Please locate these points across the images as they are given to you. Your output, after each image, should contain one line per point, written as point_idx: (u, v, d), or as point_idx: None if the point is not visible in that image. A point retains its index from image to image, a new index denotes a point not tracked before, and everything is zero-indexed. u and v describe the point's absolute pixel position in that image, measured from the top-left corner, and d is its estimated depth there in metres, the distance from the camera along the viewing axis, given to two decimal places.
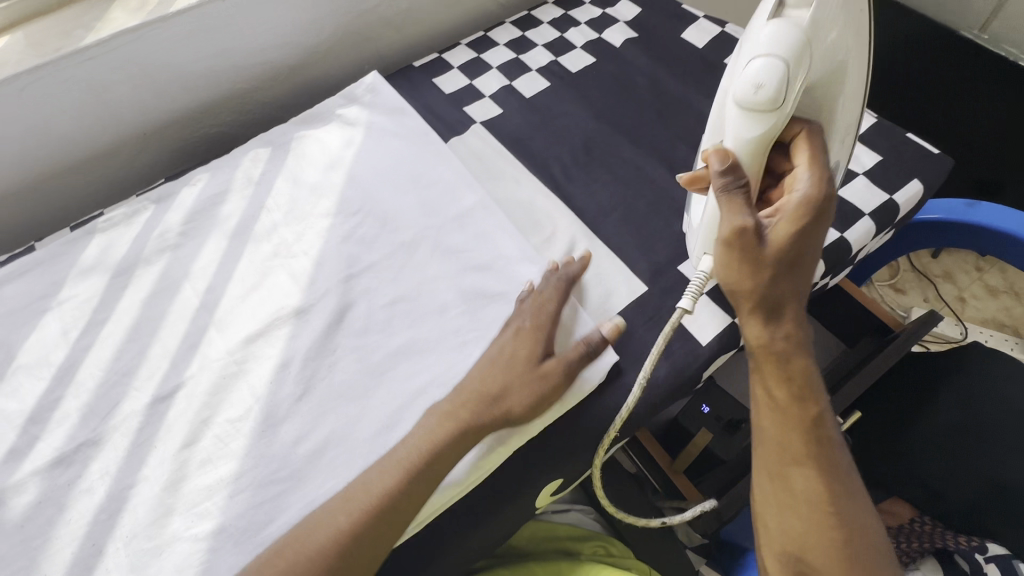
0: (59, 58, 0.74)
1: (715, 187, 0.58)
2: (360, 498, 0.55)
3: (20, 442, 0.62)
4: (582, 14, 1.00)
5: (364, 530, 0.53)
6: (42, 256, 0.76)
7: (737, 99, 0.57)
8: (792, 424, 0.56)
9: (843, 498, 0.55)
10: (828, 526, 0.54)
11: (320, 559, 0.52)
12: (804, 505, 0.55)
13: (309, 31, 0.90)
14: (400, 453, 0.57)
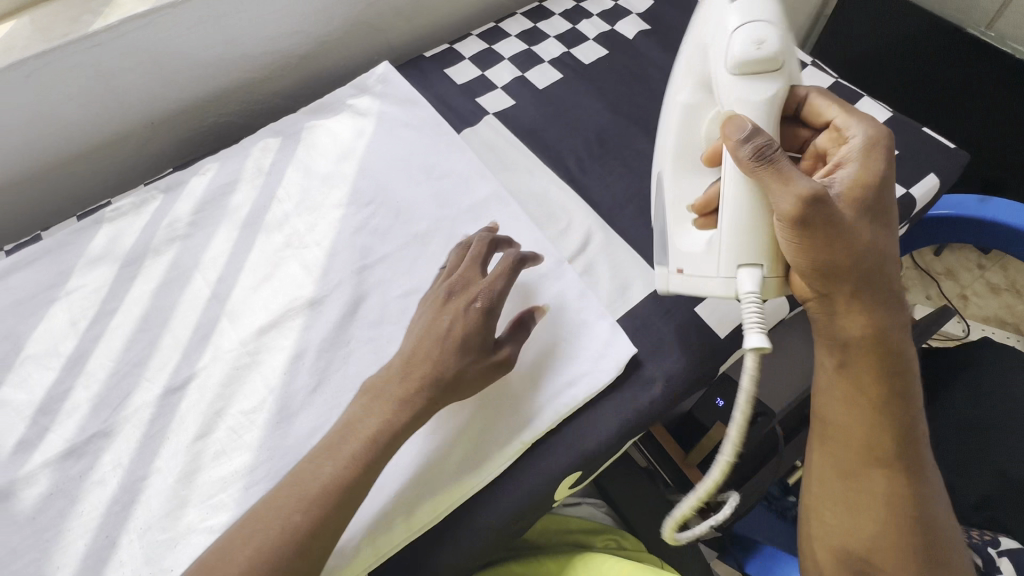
0: (67, 43, 0.72)
1: (749, 157, 0.53)
2: (306, 490, 0.50)
3: (29, 433, 0.61)
4: (594, 6, 0.99)
5: (311, 525, 0.49)
6: (50, 246, 0.75)
7: (737, 61, 0.57)
8: (886, 421, 0.55)
9: (926, 507, 0.55)
10: (907, 532, 0.54)
11: (260, 562, 0.47)
12: (884, 508, 0.55)
13: (319, 20, 0.89)
14: (347, 442, 0.52)
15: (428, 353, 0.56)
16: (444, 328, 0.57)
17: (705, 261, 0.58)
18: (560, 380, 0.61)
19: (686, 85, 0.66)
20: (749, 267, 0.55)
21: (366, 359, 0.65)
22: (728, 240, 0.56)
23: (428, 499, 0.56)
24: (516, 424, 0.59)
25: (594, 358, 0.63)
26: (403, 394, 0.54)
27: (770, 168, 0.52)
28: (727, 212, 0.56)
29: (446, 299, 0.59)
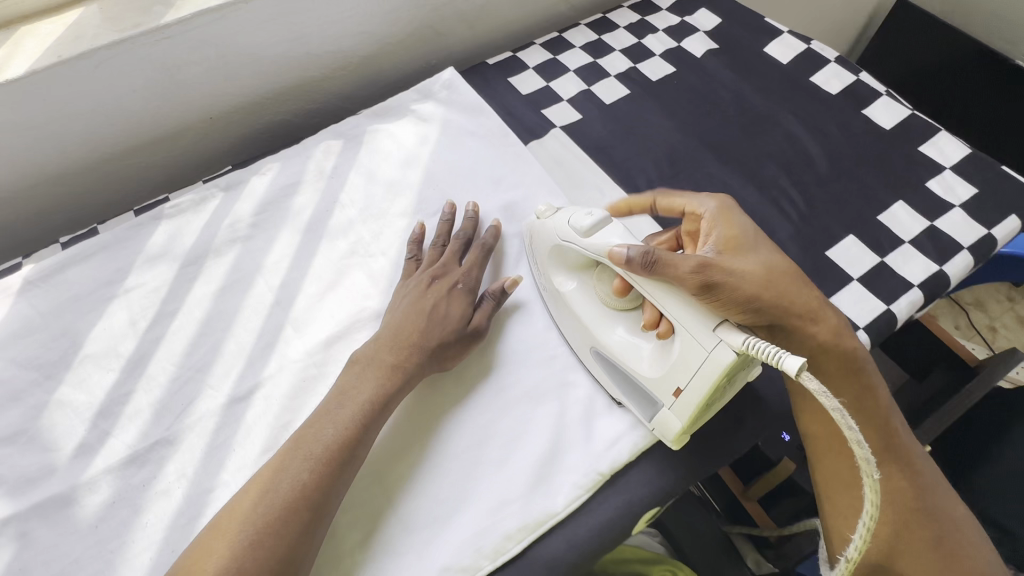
0: (138, 34, 0.71)
1: (640, 263, 0.54)
2: (313, 447, 0.53)
3: (90, 437, 0.60)
4: (659, 21, 0.97)
5: (329, 478, 0.51)
6: (106, 241, 0.73)
7: (580, 230, 0.60)
8: (864, 430, 0.60)
9: (935, 499, 0.60)
10: (927, 530, 0.58)
11: (283, 511, 0.49)
12: (904, 513, 0.59)
13: (385, 22, 0.87)
14: (343, 410, 0.55)
15: (417, 325, 0.60)
16: (428, 306, 0.62)
17: (687, 361, 0.52)
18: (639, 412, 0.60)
19: (561, 276, 0.64)
20: (722, 326, 0.51)
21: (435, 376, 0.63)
22: (693, 328, 0.52)
23: (498, 532, 0.53)
24: (591, 455, 0.57)
25: None
26: (396, 360, 0.58)
27: (660, 264, 0.53)
28: (676, 316, 0.53)
29: (430, 282, 0.64)
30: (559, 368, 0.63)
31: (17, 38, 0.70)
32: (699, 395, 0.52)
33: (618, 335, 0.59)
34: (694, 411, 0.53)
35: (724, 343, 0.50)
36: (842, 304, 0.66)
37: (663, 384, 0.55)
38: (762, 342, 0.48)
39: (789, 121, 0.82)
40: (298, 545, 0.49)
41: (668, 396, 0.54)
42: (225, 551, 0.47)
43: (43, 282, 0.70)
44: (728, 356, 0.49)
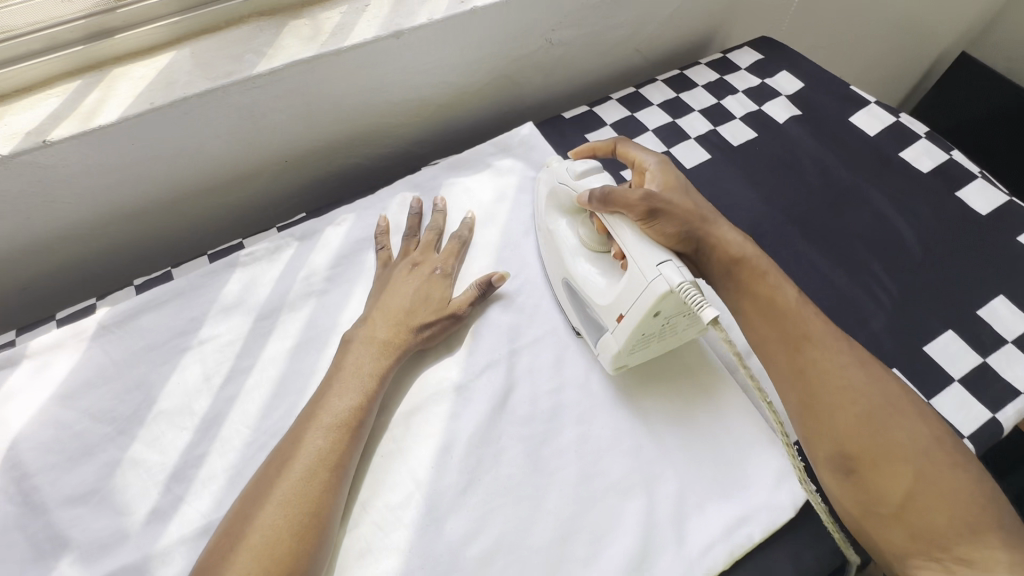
0: (230, 84, 0.70)
1: (601, 197, 0.62)
2: (326, 416, 0.57)
3: (163, 502, 0.58)
4: (739, 81, 0.95)
5: (345, 444, 0.56)
6: (180, 288, 0.72)
7: (575, 173, 0.68)
8: (778, 321, 0.59)
9: (859, 374, 0.55)
10: (859, 408, 0.53)
11: (307, 482, 0.53)
12: (829, 393, 0.54)
13: (465, 73, 0.86)
14: (354, 376, 0.61)
15: (402, 306, 0.67)
16: (410, 290, 0.68)
17: (632, 290, 0.58)
18: (732, 515, 0.57)
19: (554, 219, 0.72)
20: (666, 263, 0.56)
21: (519, 459, 0.60)
22: (639, 263, 0.58)
23: None
24: (682, 560, 0.55)
25: (773, 485, 0.59)
26: (391, 337, 0.64)
27: (614, 198, 0.61)
28: (626, 248, 0.60)
29: (410, 268, 0.71)
30: (646, 460, 0.60)
31: (111, 80, 0.70)
32: (635, 321, 0.58)
33: (585, 270, 0.66)
34: (630, 339, 0.59)
35: (661, 277, 0.55)
36: (942, 406, 0.63)
37: (610, 310, 0.61)
38: (693, 289, 0.54)
39: (878, 199, 0.80)
40: (323, 502, 0.52)
41: (613, 321, 0.61)
42: (257, 515, 0.50)
43: (117, 328, 0.69)
44: (663, 287, 0.55)
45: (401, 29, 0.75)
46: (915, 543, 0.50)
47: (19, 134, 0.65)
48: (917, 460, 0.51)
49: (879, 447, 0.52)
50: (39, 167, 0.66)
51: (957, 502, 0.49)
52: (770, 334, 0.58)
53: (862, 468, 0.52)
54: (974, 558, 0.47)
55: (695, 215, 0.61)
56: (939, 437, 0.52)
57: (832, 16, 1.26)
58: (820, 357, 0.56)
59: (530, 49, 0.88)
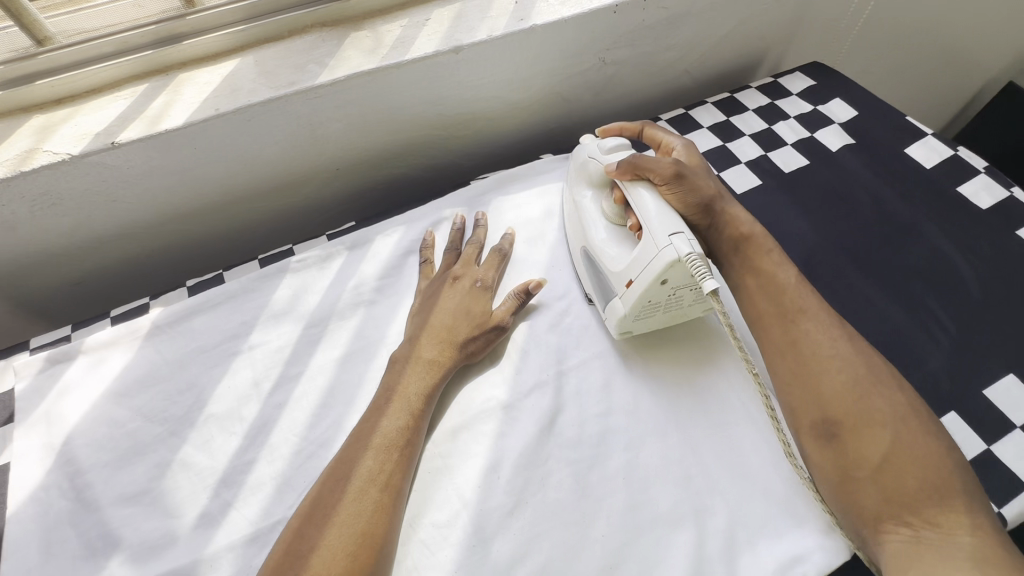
0: (293, 93, 0.70)
1: (636, 159, 0.65)
2: (378, 438, 0.57)
3: (212, 506, 0.59)
4: (791, 107, 0.94)
5: (396, 465, 0.56)
6: (232, 291, 0.73)
7: (606, 147, 0.70)
8: (778, 292, 0.63)
9: (847, 349, 0.59)
10: (844, 377, 0.57)
11: (363, 507, 0.53)
12: (817, 363, 0.58)
13: (517, 89, 0.86)
14: (402, 397, 0.61)
15: (447, 323, 0.66)
16: (455, 305, 0.68)
17: (642, 258, 0.60)
18: (785, 554, 0.56)
19: (579, 191, 0.75)
20: (678, 235, 0.58)
21: (566, 483, 0.60)
22: (652, 233, 0.59)
23: None
24: None
25: (826, 528, 0.58)
26: (437, 355, 0.64)
27: (644, 165, 0.64)
28: (643, 217, 0.62)
29: (451, 281, 0.71)
30: (696, 491, 0.59)
31: (177, 85, 0.72)
32: (643, 287, 0.60)
33: (601, 237, 0.69)
34: (637, 304, 0.62)
35: (673, 246, 0.57)
36: (1004, 454, 0.61)
37: (622, 276, 0.63)
38: (699, 261, 0.56)
39: (935, 234, 0.78)
40: (378, 519, 0.53)
41: (622, 287, 0.63)
42: (314, 536, 0.51)
43: (170, 329, 0.70)
44: (671, 255, 0.57)
45: (461, 45, 0.75)
46: (888, 506, 0.52)
47: (88, 134, 0.66)
48: (895, 429, 0.54)
49: (861, 414, 0.55)
50: (103, 167, 0.67)
51: (927, 468, 0.52)
52: (767, 304, 0.64)
53: (843, 432, 0.55)
54: (940, 520, 0.49)
55: (713, 192, 0.66)
56: (916, 409, 0.56)
57: (883, 44, 1.24)
58: (813, 335, 0.60)
59: (583, 68, 0.88)
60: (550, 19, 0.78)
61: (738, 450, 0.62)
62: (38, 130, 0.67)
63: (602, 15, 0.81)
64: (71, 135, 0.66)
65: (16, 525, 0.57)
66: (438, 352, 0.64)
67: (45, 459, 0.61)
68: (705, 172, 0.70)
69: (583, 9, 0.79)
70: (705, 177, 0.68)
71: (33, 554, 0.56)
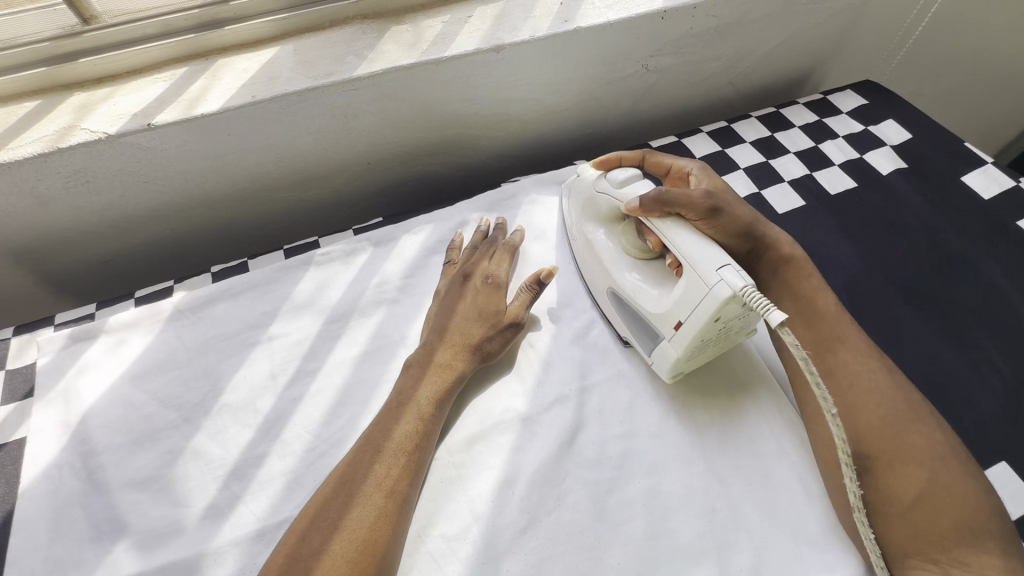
0: (330, 83, 0.69)
1: (661, 193, 0.60)
2: (385, 443, 0.56)
3: (220, 499, 0.58)
4: (840, 126, 0.90)
5: (403, 473, 0.54)
6: (256, 280, 0.72)
7: (615, 180, 0.67)
8: (815, 320, 0.61)
9: (886, 382, 0.56)
10: (883, 412, 0.54)
11: (366, 514, 0.51)
12: (855, 394, 0.56)
13: (556, 92, 0.84)
14: (415, 403, 0.59)
15: (457, 324, 0.65)
16: (467, 304, 0.66)
17: (691, 296, 0.56)
18: None
19: (591, 227, 0.71)
20: (728, 267, 0.53)
21: (582, 505, 0.57)
22: (697, 267, 0.55)
23: None
24: None
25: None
26: (449, 359, 0.62)
27: (672, 200, 0.60)
28: (684, 253, 0.57)
29: (463, 280, 0.68)
30: (720, 525, 0.56)
31: (215, 70, 0.71)
32: (696, 329, 0.56)
33: (630, 278, 0.65)
34: (689, 347, 0.58)
35: (726, 282, 0.53)
36: None
37: (665, 319, 0.59)
38: (757, 292, 0.51)
39: (991, 268, 0.74)
40: (383, 526, 0.51)
41: (669, 330, 0.59)
42: (318, 540, 0.49)
43: (192, 314, 0.69)
44: (726, 292, 0.52)
45: (503, 44, 0.73)
46: (916, 545, 0.50)
47: (126, 114, 0.66)
48: (933, 467, 0.51)
49: (897, 450, 0.52)
50: (138, 148, 0.67)
51: (962, 508, 0.49)
52: (804, 333, 0.61)
53: (879, 467, 0.53)
54: (971, 561, 0.47)
55: (748, 218, 0.63)
56: (954, 447, 0.53)
57: (940, 65, 1.18)
58: (852, 365, 0.57)
59: (626, 74, 0.85)
60: (595, 22, 0.76)
61: (767, 483, 0.59)
62: (76, 108, 0.67)
63: (648, 20, 0.78)
64: (109, 115, 0.66)
65: (27, 500, 0.57)
66: (452, 358, 0.63)
67: (60, 436, 0.61)
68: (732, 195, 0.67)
69: (629, 14, 0.77)
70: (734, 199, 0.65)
71: (41, 532, 0.55)
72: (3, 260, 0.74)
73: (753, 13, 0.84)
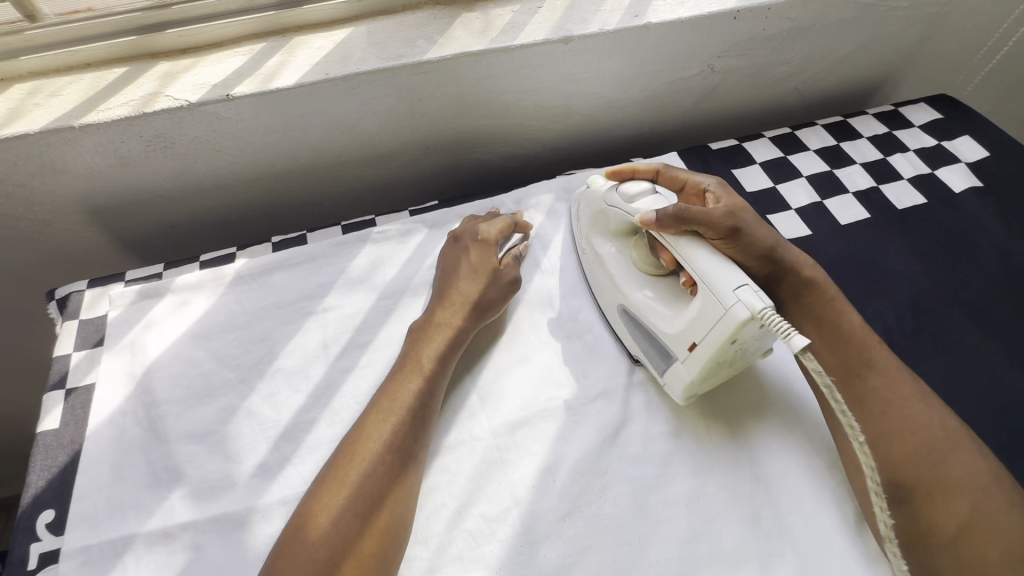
0: (401, 66, 0.71)
1: (677, 210, 0.56)
2: (391, 405, 0.56)
3: (270, 459, 0.60)
4: (912, 139, 0.87)
5: (406, 430, 0.55)
6: (314, 253, 0.74)
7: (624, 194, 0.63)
8: (842, 344, 0.57)
9: (921, 408, 0.54)
10: (917, 439, 0.52)
11: (380, 473, 0.52)
12: (887, 421, 0.53)
13: (618, 88, 0.83)
14: (421, 362, 0.60)
15: (452, 285, 0.66)
16: (463, 270, 0.67)
17: (705, 317, 0.53)
18: None
19: (604, 243, 0.68)
20: (744, 287, 0.51)
21: (623, 500, 0.57)
22: (711, 287, 0.53)
23: None
24: None
25: None
26: (445, 316, 0.63)
27: (688, 218, 0.56)
28: (698, 272, 0.54)
29: (465, 248, 0.69)
30: (764, 534, 0.55)
31: (292, 47, 0.73)
32: (713, 348, 0.54)
33: (643, 296, 0.62)
34: (706, 366, 0.56)
35: (742, 303, 0.50)
36: None
37: (679, 338, 0.57)
38: (776, 314, 0.49)
39: None
40: (398, 502, 0.52)
41: (683, 350, 0.57)
42: (348, 502, 0.50)
43: (253, 280, 0.72)
44: (743, 314, 0.50)
45: (572, 35, 0.73)
46: None
47: (206, 85, 0.69)
48: (975, 497, 0.49)
49: (940, 480, 0.50)
50: (215, 117, 0.70)
51: (1009, 540, 0.47)
52: (830, 355, 0.57)
53: (919, 497, 0.50)
54: None
55: (765, 241, 0.59)
56: (999, 478, 0.50)
57: None
58: (885, 392, 0.55)
59: (690, 73, 0.84)
60: (666, 18, 0.75)
61: (818, 493, 0.57)
62: (160, 76, 0.71)
63: (720, 19, 0.77)
64: (191, 84, 0.69)
65: (93, 443, 0.60)
66: (456, 316, 0.64)
67: (125, 385, 0.64)
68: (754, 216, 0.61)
69: (701, 12, 0.76)
70: (754, 221, 0.60)
71: (104, 474, 0.58)
72: (81, 216, 0.78)
73: (829, 18, 0.82)
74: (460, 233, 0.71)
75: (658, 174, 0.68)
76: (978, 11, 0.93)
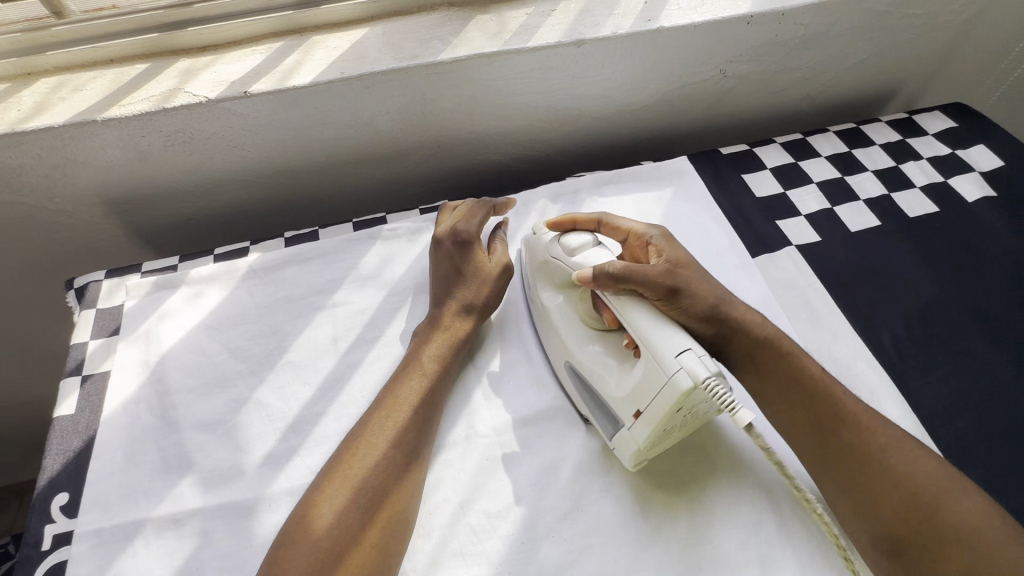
0: (416, 66, 0.72)
1: (610, 271, 0.56)
2: (393, 405, 0.58)
3: (278, 449, 0.61)
4: (925, 147, 0.87)
5: (411, 426, 0.57)
6: (325, 249, 0.75)
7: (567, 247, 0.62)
8: (804, 406, 0.56)
9: (900, 455, 0.53)
10: (906, 484, 0.51)
11: (387, 467, 0.53)
12: (872, 470, 0.52)
13: (629, 91, 0.84)
14: (423, 365, 0.61)
15: (448, 287, 0.67)
16: (460, 268, 0.68)
17: (651, 382, 0.52)
18: None
19: (549, 294, 0.66)
20: (687, 353, 0.50)
21: (623, 500, 0.57)
22: (655, 352, 0.52)
23: None
24: None
25: None
26: (447, 323, 0.65)
27: (625, 277, 0.55)
28: (642, 337, 0.53)
29: (450, 252, 0.69)
30: (764, 540, 0.55)
31: (309, 46, 0.75)
32: (656, 420, 0.52)
33: (591, 352, 0.60)
34: (651, 436, 0.53)
35: (685, 371, 0.49)
36: None
37: (626, 403, 0.55)
38: (721, 383, 0.49)
39: None
40: (400, 501, 0.53)
41: (630, 417, 0.54)
42: (350, 498, 0.51)
43: (265, 274, 0.73)
44: (687, 383, 0.49)
45: (584, 38, 0.74)
46: None
47: (226, 81, 0.71)
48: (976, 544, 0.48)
49: (935, 527, 0.49)
50: (233, 114, 0.72)
51: None
52: (798, 416, 0.56)
53: (917, 547, 0.49)
54: None
55: (709, 302, 0.58)
56: (991, 515, 0.49)
57: None
58: (866, 439, 0.54)
59: (701, 78, 0.85)
60: (679, 22, 0.76)
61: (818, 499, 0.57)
62: (181, 73, 0.72)
63: (733, 24, 0.77)
64: (210, 81, 0.71)
65: (107, 428, 0.62)
66: (455, 319, 0.65)
67: (140, 373, 0.66)
68: (697, 273, 0.60)
69: (714, 17, 0.76)
70: (696, 281, 0.58)
71: (117, 459, 0.60)
72: (101, 208, 0.80)
73: (843, 25, 0.82)
74: (442, 237, 0.70)
75: (601, 224, 0.66)
76: (999, 21, 0.93)
